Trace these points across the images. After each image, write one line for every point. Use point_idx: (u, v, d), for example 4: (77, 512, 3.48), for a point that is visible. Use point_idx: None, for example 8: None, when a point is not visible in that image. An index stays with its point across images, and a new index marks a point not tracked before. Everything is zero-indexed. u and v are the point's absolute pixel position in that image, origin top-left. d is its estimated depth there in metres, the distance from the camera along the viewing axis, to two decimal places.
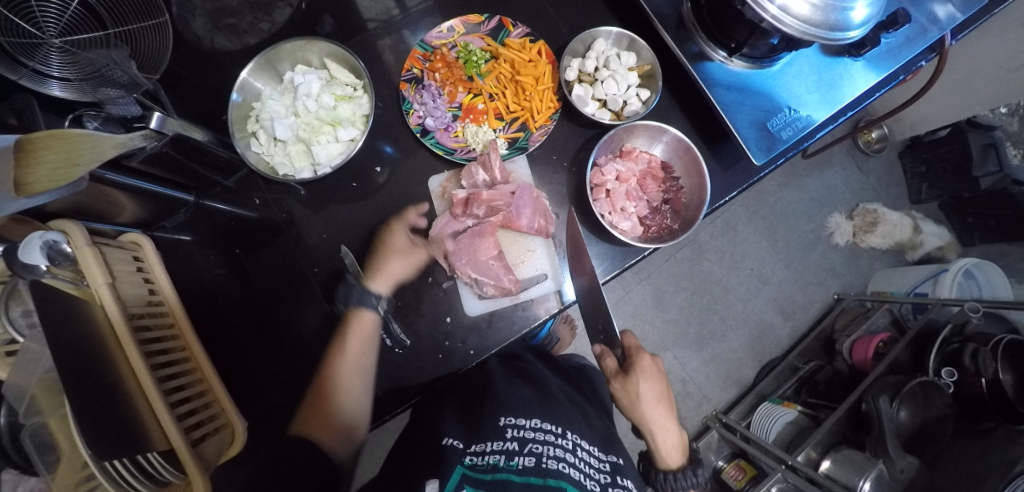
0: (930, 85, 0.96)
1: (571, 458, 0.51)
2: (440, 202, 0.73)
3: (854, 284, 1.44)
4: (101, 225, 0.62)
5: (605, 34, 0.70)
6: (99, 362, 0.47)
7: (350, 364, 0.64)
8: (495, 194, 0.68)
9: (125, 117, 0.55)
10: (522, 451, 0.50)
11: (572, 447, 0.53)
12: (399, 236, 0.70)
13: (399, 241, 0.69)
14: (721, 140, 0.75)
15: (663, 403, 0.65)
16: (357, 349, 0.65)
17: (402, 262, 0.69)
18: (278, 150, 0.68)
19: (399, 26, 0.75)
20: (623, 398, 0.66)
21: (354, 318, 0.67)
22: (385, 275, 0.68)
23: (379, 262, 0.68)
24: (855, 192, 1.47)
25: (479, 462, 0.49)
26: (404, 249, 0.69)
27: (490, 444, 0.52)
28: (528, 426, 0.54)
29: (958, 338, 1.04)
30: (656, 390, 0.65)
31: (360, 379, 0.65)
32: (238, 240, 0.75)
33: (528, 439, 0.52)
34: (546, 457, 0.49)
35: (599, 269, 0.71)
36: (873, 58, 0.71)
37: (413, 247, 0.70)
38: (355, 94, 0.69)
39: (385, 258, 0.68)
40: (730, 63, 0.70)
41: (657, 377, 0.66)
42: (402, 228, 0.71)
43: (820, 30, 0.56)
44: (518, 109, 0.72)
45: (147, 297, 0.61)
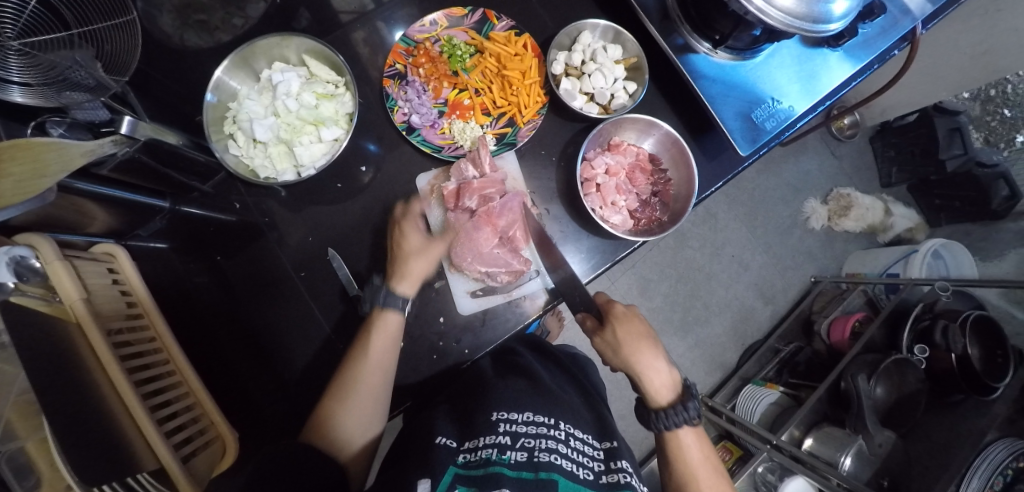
0: (901, 75, 0.99)
1: (563, 449, 0.52)
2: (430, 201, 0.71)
3: (830, 266, 1.49)
4: (72, 237, 0.60)
5: (591, 27, 0.70)
6: (80, 381, 0.46)
7: (373, 365, 0.61)
8: (486, 181, 0.67)
9: (93, 122, 0.53)
10: (514, 446, 0.50)
11: (565, 437, 0.54)
12: (412, 235, 0.65)
13: (414, 244, 0.65)
14: (705, 132, 0.76)
15: (643, 342, 0.61)
16: (383, 350, 0.62)
17: (425, 260, 0.65)
18: (258, 152, 0.65)
19: (373, 18, 0.73)
20: (607, 351, 0.64)
21: (378, 319, 0.62)
22: (410, 277, 0.64)
23: (400, 264, 0.64)
24: (830, 177, 1.52)
25: (472, 460, 0.50)
26: (421, 248, 0.65)
27: (482, 439, 0.53)
28: (521, 420, 0.55)
29: (930, 315, 1.12)
30: (637, 332, 0.62)
31: (376, 385, 0.62)
32: (216, 246, 0.73)
33: (520, 433, 0.52)
34: (538, 451, 0.50)
35: (590, 263, 0.71)
36: (850, 49, 0.74)
37: (428, 244, 0.65)
38: (337, 91, 0.67)
39: (406, 260, 0.64)
40: (715, 55, 0.71)
41: (636, 321, 0.63)
42: (413, 226, 0.65)
43: (804, 22, 0.58)
44: (505, 104, 0.71)
45: (125, 310, 0.60)
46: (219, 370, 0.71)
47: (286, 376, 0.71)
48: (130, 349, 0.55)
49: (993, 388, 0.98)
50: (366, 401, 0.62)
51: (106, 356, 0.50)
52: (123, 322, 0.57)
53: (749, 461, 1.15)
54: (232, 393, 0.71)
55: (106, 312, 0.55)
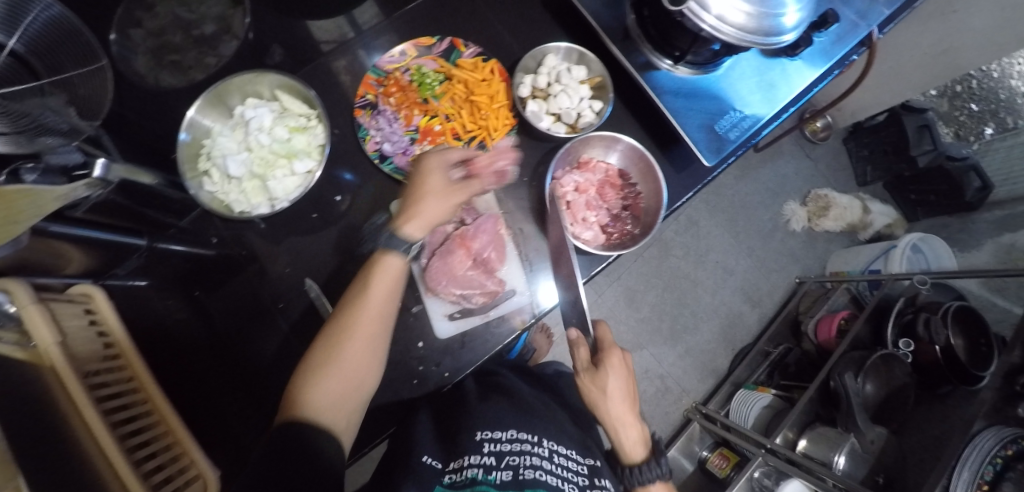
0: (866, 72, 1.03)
1: (548, 465, 0.54)
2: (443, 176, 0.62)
3: (814, 266, 1.51)
4: (48, 280, 0.60)
5: (555, 50, 0.72)
6: (57, 425, 0.48)
7: (372, 308, 0.59)
8: (489, 160, 0.63)
9: (66, 166, 0.54)
10: (498, 466, 0.52)
11: (548, 454, 0.56)
12: (433, 174, 0.61)
13: (428, 185, 0.60)
14: (673, 146, 0.77)
15: (619, 397, 0.62)
16: (380, 295, 0.59)
17: (438, 201, 0.60)
18: (233, 187, 0.65)
19: (353, 47, 0.76)
20: (594, 394, 0.63)
21: (379, 262, 0.60)
22: (420, 219, 0.60)
23: (413, 205, 0.60)
24: (806, 179, 1.55)
25: (458, 479, 0.53)
26: (439, 188, 0.61)
27: (467, 459, 0.55)
28: (505, 438, 0.57)
29: (911, 309, 1.14)
30: (623, 387, 0.63)
31: (368, 339, 0.58)
32: (198, 281, 0.74)
33: (505, 452, 0.54)
34: (522, 469, 0.52)
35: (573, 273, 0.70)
36: (808, 57, 0.77)
37: (448, 187, 0.61)
38: (309, 124, 0.67)
39: (420, 200, 0.60)
40: (676, 70, 0.73)
41: (626, 376, 0.64)
42: (436, 165, 0.62)
43: (756, 36, 0.62)
44: (475, 128, 0.72)
45: (102, 353, 0.61)
46: (201, 402, 0.71)
47: (273, 403, 0.72)
48: (106, 389, 0.57)
49: (978, 375, 1.00)
50: (355, 356, 0.57)
51: (80, 397, 0.52)
52: (99, 364, 0.59)
53: (744, 467, 1.14)
54: (212, 431, 0.70)
55: (83, 355, 0.57)
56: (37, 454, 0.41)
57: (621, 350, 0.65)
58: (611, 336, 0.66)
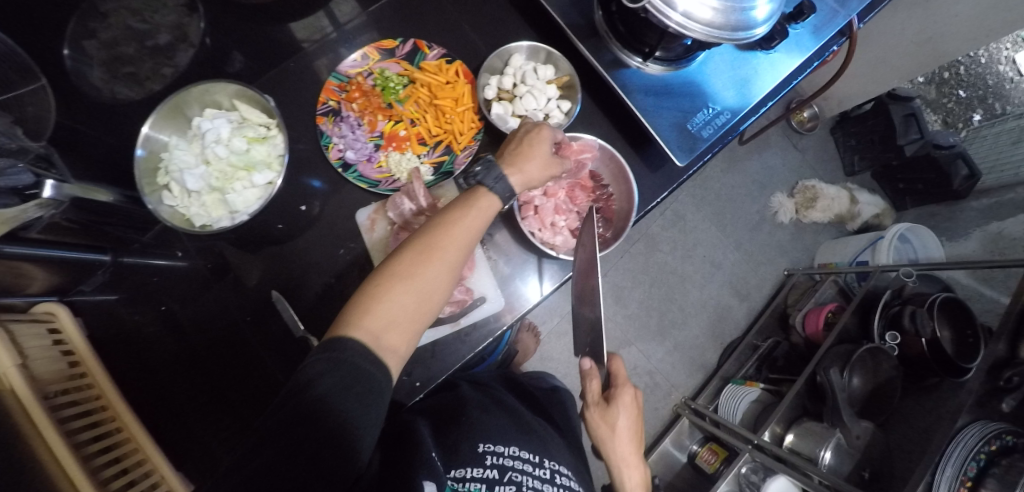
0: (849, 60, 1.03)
1: (548, 488, 0.59)
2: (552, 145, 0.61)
3: (802, 258, 1.50)
4: (13, 299, 0.61)
5: (520, 49, 0.70)
6: (19, 450, 0.48)
7: (462, 239, 0.53)
8: (583, 146, 0.66)
9: (17, 187, 0.51)
10: (502, 480, 0.56)
11: (549, 476, 0.61)
12: (544, 140, 0.59)
13: (541, 148, 0.59)
14: (646, 145, 0.76)
15: (625, 436, 0.63)
16: (472, 228, 0.54)
17: (541, 167, 0.59)
18: (193, 201, 0.63)
19: (335, 45, 0.73)
20: (602, 430, 0.63)
21: (478, 194, 0.55)
22: (523, 175, 0.57)
23: (521, 159, 0.58)
24: (794, 170, 1.53)
25: (461, 489, 0.54)
26: (547, 155, 0.59)
27: (468, 470, 0.56)
28: (507, 453, 0.60)
29: (899, 301, 1.14)
30: (631, 428, 0.64)
31: (449, 271, 0.53)
32: (165, 295, 0.72)
33: (507, 466, 0.58)
34: (525, 487, 0.56)
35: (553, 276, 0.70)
36: (783, 50, 0.76)
37: (555, 157, 0.60)
38: (268, 133, 0.65)
39: (528, 156, 0.58)
40: (647, 68, 0.71)
41: (636, 415, 0.65)
42: (548, 135, 0.60)
43: (724, 31, 0.61)
44: (440, 132, 0.70)
45: (68, 372, 0.61)
46: (172, 416, 0.71)
47: (245, 417, 0.71)
48: (71, 409, 0.57)
49: (965, 368, 0.99)
50: (433, 287, 0.51)
51: (44, 421, 0.51)
52: (65, 383, 0.59)
53: (732, 462, 1.14)
54: (186, 443, 0.71)
55: (47, 377, 0.57)
56: None
57: (633, 389, 0.65)
58: (624, 371, 0.66)
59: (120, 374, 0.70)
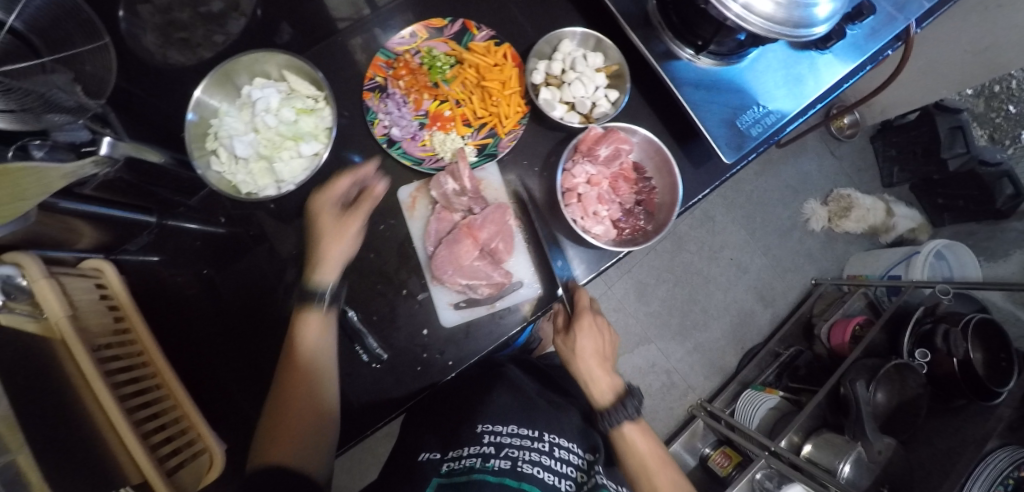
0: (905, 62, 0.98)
1: (545, 460, 0.64)
2: (335, 215, 0.62)
3: (831, 268, 1.47)
4: (61, 253, 0.61)
5: (571, 35, 0.69)
6: (62, 399, 0.49)
7: (308, 355, 0.58)
8: (625, 138, 0.65)
9: (73, 143, 0.55)
10: (497, 454, 0.63)
11: (548, 449, 0.66)
12: (325, 220, 0.62)
13: (327, 230, 0.61)
14: (691, 139, 0.74)
15: (589, 355, 0.69)
16: (312, 344, 0.58)
17: (339, 242, 0.61)
18: (240, 168, 0.64)
19: (368, 26, 0.72)
20: (565, 350, 0.70)
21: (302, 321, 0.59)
22: (326, 261, 0.61)
23: (318, 253, 0.61)
24: (829, 177, 1.49)
25: (456, 467, 0.62)
26: (331, 228, 0.62)
27: (467, 449, 0.65)
28: (506, 432, 0.67)
29: (931, 319, 1.12)
30: (592, 346, 0.69)
31: (314, 385, 0.58)
32: (207, 258, 0.74)
33: (504, 443, 0.65)
34: (520, 461, 0.62)
35: (591, 263, 0.68)
36: (839, 51, 0.74)
37: (341, 221, 0.62)
38: (316, 106, 0.65)
39: (321, 246, 0.61)
40: (698, 61, 0.70)
41: (597, 334, 0.69)
42: (325, 204, 0.63)
43: (784, 27, 0.59)
44: (485, 115, 0.69)
45: (114, 325, 0.63)
46: (206, 375, 0.71)
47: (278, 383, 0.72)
48: (115, 362, 0.58)
49: (994, 391, 0.97)
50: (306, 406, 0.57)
51: (90, 370, 0.53)
52: (111, 337, 0.60)
53: (746, 467, 1.13)
54: (219, 405, 0.71)
55: (95, 328, 0.59)
56: (45, 418, 0.43)
57: (593, 313, 0.68)
58: (587, 300, 0.68)
59: (159, 332, 0.71)
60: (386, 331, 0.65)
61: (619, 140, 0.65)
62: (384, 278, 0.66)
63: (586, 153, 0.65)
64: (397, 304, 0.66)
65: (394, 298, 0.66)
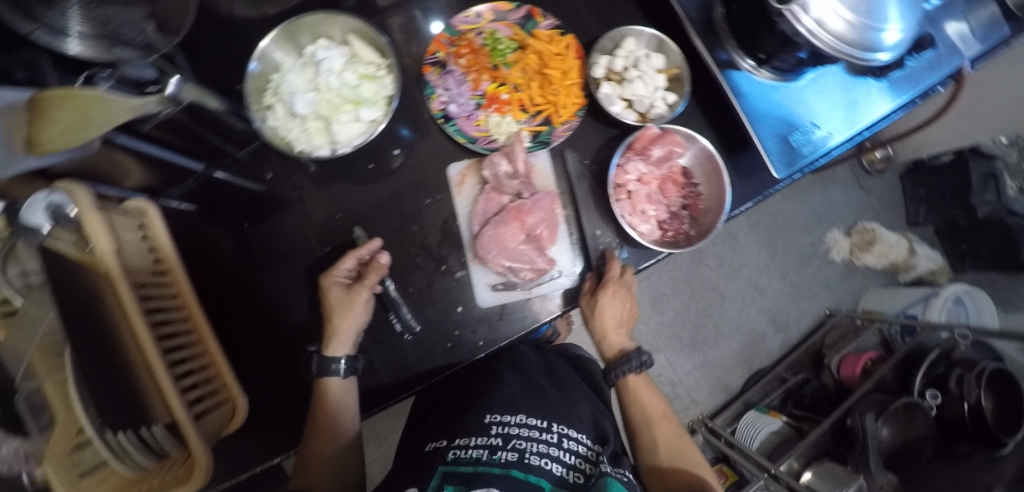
0: (953, 101, 0.97)
1: (553, 451, 0.64)
2: (342, 291, 0.62)
3: (846, 300, 1.47)
4: (108, 189, 0.62)
5: (636, 34, 0.69)
6: (99, 325, 0.50)
7: (332, 417, 0.62)
8: (680, 140, 0.66)
9: (138, 80, 0.52)
10: (505, 446, 0.62)
11: (556, 440, 0.66)
12: (333, 293, 0.62)
13: (340, 313, 0.60)
14: (742, 150, 0.74)
15: (610, 317, 0.66)
16: (336, 410, 0.62)
17: (352, 319, 0.61)
18: (296, 124, 0.63)
19: (409, 6, 0.71)
20: (588, 315, 0.66)
21: (322, 389, 0.61)
22: (340, 338, 0.61)
23: (330, 328, 0.61)
24: (855, 209, 1.49)
25: (462, 457, 0.61)
26: (341, 302, 0.61)
27: (474, 439, 0.64)
28: (513, 422, 0.67)
29: (944, 362, 1.11)
30: (617, 307, 0.65)
31: (341, 434, 0.64)
32: (246, 213, 0.73)
33: (512, 435, 0.64)
34: (528, 453, 0.62)
35: (632, 261, 0.68)
36: (895, 81, 0.74)
37: (350, 294, 0.61)
38: (378, 73, 0.65)
39: (332, 321, 0.61)
40: (758, 73, 0.70)
41: (623, 299, 0.66)
42: (333, 280, 0.62)
43: (854, 48, 0.59)
44: (543, 103, 0.69)
45: (152, 266, 0.63)
46: (234, 329, 0.71)
47: (304, 346, 0.72)
48: (153, 303, 0.59)
49: (1003, 441, 0.99)
50: (336, 447, 0.65)
51: (131, 309, 0.54)
52: (150, 277, 0.61)
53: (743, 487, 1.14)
54: (241, 359, 0.70)
55: (136, 268, 0.59)
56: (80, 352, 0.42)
57: (622, 279, 0.65)
58: (620, 270, 0.65)
59: (193, 278, 0.71)
60: (421, 303, 0.66)
61: (671, 142, 0.65)
62: (424, 251, 0.67)
63: (638, 151, 0.66)
64: (434, 279, 0.67)
65: (432, 273, 0.67)
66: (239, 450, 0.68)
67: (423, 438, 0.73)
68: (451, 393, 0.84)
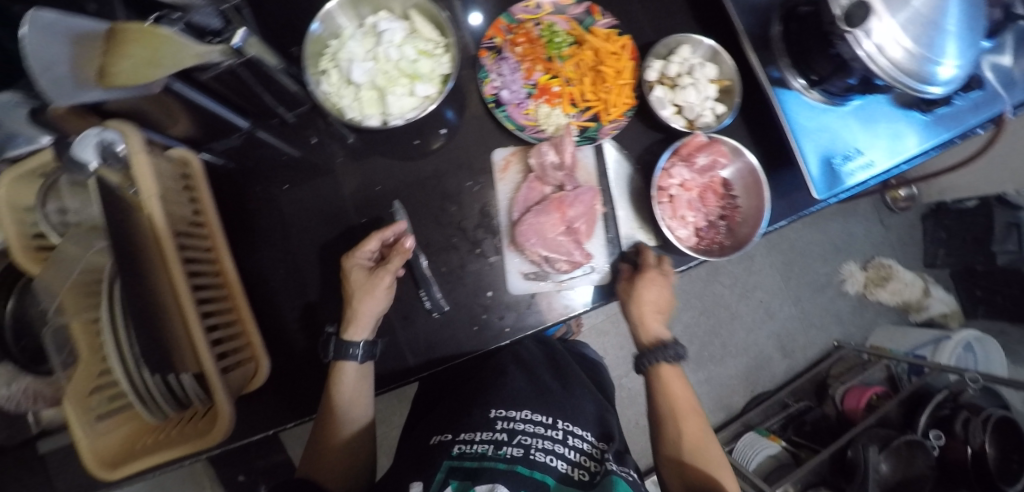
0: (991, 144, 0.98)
1: (558, 448, 0.64)
2: (365, 272, 0.61)
3: (855, 333, 1.47)
4: (155, 136, 0.62)
5: (692, 42, 0.70)
6: (137, 265, 0.49)
7: (346, 398, 0.61)
8: (724, 150, 0.66)
9: (204, 28, 0.50)
10: (510, 442, 0.62)
11: (561, 437, 0.65)
12: (356, 274, 0.61)
13: (361, 294, 0.60)
14: (782, 168, 0.75)
15: (649, 306, 0.65)
16: (351, 391, 0.61)
17: (372, 303, 0.60)
18: (349, 93, 0.64)
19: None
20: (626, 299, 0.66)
21: (337, 370, 0.60)
22: (360, 322, 0.61)
23: (351, 309, 0.61)
24: (874, 244, 1.49)
25: (466, 452, 0.61)
26: (363, 284, 0.61)
27: (479, 434, 0.64)
28: (518, 418, 0.67)
29: (952, 405, 1.11)
30: (657, 294, 0.64)
31: (355, 415, 0.63)
32: (286, 176, 0.73)
33: (517, 431, 0.64)
34: (533, 449, 0.61)
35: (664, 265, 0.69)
36: (939, 118, 0.74)
37: (373, 277, 0.61)
38: (435, 51, 0.66)
39: (352, 303, 0.60)
40: (807, 94, 0.71)
41: (662, 287, 0.65)
42: (357, 261, 0.62)
43: (911, 79, 0.58)
44: (593, 99, 0.69)
45: (190, 217, 0.63)
46: (261, 290, 0.71)
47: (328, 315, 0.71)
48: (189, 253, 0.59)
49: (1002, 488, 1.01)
50: (350, 428, 0.65)
51: (170, 255, 0.53)
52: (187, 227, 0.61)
53: None
54: (266, 321, 0.70)
55: (176, 216, 0.59)
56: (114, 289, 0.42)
57: (663, 267, 0.65)
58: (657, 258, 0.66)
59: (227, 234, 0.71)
60: (452, 283, 0.66)
61: (715, 149, 0.65)
62: (460, 233, 0.68)
63: (683, 157, 0.66)
64: (468, 260, 0.67)
65: (466, 254, 0.67)
66: (254, 417, 0.67)
67: (432, 426, 0.73)
68: (458, 383, 0.84)
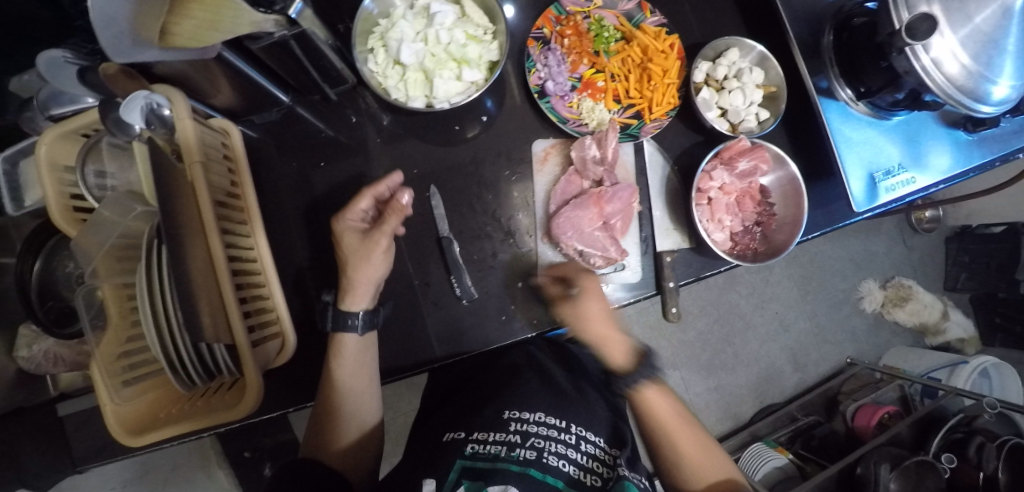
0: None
1: (571, 453, 0.62)
2: (361, 236, 0.60)
3: (869, 352, 1.46)
4: (196, 103, 0.62)
5: (743, 46, 0.69)
6: (180, 227, 0.49)
7: (348, 373, 0.61)
8: (767, 156, 0.65)
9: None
10: (524, 444, 0.60)
11: (573, 441, 0.64)
12: (348, 236, 0.60)
13: (354, 258, 0.59)
14: (821, 179, 0.74)
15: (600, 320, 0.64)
16: (353, 364, 0.61)
17: (366, 269, 0.60)
18: (395, 73, 0.64)
19: None
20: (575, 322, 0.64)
21: (337, 343, 0.60)
22: (357, 290, 0.60)
23: (346, 278, 0.60)
24: (895, 264, 1.48)
25: (481, 451, 0.59)
26: (357, 250, 0.60)
27: (492, 435, 0.62)
28: (532, 420, 0.64)
29: (964, 428, 1.10)
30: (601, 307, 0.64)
31: (358, 391, 0.63)
32: (323, 152, 0.72)
33: (530, 433, 0.62)
34: (546, 453, 0.60)
35: (695, 268, 0.69)
36: (984, 139, 0.72)
37: (364, 241, 0.60)
38: (484, 37, 0.66)
39: (348, 271, 0.60)
40: (854, 106, 0.69)
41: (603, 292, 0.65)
42: (348, 224, 0.61)
43: (962, 96, 0.57)
44: (637, 96, 0.69)
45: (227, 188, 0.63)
46: (290, 265, 0.71)
47: None
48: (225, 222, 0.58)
49: None
50: (355, 403, 0.65)
51: (210, 222, 0.53)
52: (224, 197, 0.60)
53: None
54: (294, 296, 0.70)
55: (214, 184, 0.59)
56: None
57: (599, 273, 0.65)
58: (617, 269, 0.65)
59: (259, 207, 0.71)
60: (483, 271, 0.66)
61: (756, 154, 0.64)
62: (495, 221, 0.68)
63: (725, 160, 0.65)
64: (501, 250, 0.67)
65: (500, 244, 0.68)
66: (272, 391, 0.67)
67: (445, 412, 0.73)
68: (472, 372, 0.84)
